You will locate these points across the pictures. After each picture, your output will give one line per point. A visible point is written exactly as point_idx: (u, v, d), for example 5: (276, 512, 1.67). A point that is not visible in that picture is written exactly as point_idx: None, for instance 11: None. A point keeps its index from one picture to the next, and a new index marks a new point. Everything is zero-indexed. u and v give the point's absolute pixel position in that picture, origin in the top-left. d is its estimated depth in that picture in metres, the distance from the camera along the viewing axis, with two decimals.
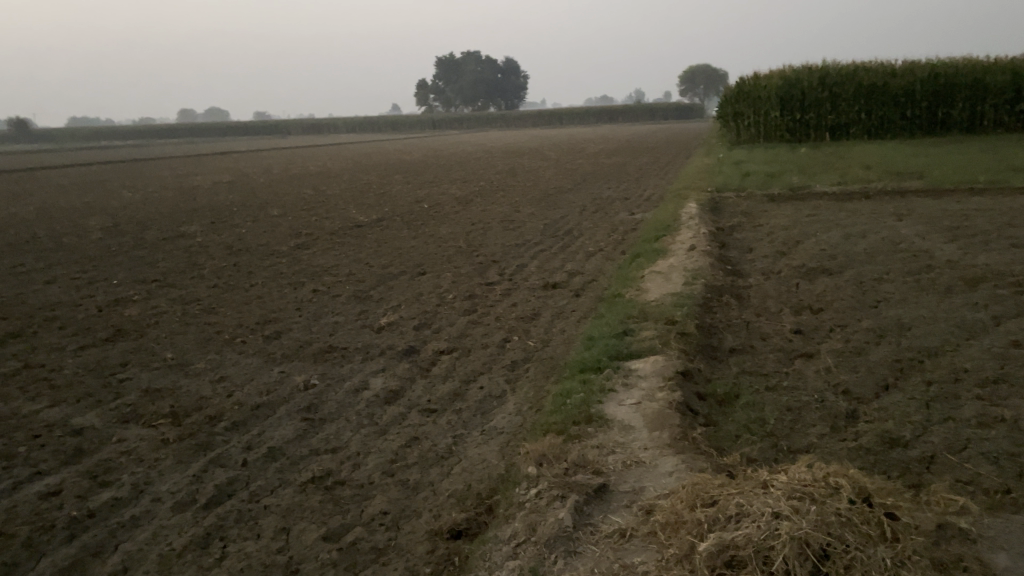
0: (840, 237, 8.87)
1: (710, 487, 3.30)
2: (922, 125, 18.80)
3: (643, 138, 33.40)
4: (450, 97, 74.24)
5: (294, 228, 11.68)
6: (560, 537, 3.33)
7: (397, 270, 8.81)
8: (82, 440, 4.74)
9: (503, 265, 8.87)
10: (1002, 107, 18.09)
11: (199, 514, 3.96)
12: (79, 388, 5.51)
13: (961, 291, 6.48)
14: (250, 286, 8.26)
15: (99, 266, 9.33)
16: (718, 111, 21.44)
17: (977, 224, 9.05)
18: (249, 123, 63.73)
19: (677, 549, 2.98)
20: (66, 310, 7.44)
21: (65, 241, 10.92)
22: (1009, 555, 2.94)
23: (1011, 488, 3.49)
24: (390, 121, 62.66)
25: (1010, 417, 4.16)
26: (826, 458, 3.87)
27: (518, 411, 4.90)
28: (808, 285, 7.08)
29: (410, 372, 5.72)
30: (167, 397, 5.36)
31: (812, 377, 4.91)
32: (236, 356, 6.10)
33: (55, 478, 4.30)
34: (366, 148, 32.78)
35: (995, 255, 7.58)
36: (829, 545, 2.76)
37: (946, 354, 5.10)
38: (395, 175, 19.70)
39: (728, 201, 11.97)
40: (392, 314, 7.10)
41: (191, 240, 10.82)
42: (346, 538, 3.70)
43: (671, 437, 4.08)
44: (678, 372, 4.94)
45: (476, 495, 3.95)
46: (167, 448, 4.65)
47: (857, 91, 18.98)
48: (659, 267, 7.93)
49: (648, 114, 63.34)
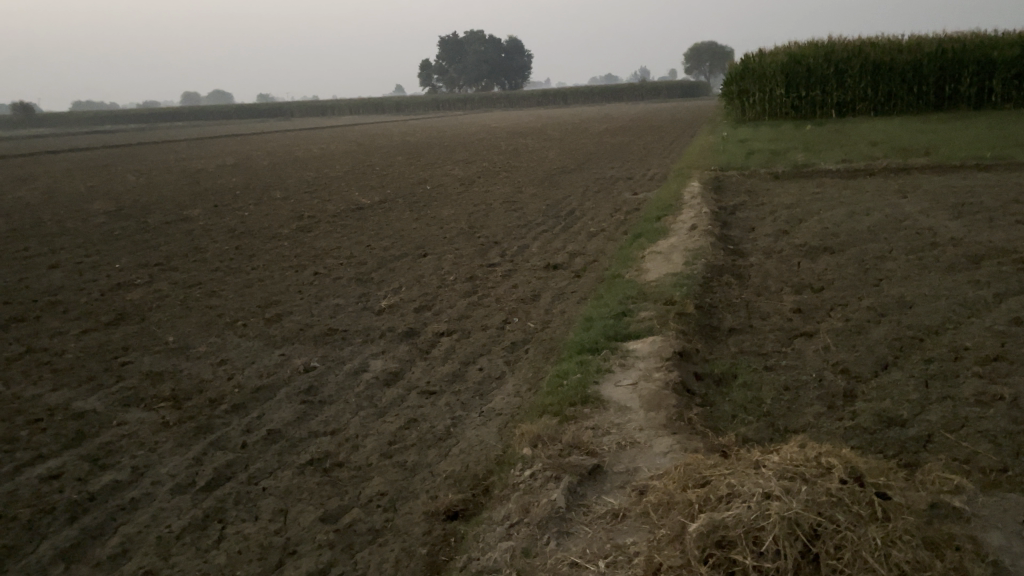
0: (843, 215, 8.81)
1: (703, 468, 3.30)
2: (928, 101, 18.64)
3: (648, 117, 33.12)
4: (455, 77, 73.94)
5: (296, 211, 11.66)
6: (554, 517, 3.33)
7: (399, 252, 8.80)
8: (83, 423, 4.77)
9: (505, 246, 8.86)
10: (1011, 82, 17.82)
11: (198, 496, 3.97)
12: (80, 372, 5.53)
13: (964, 269, 6.44)
14: (252, 269, 8.25)
15: (102, 249, 9.33)
16: (723, 89, 21.20)
17: (983, 201, 8.97)
18: (251, 106, 63.62)
19: (669, 530, 2.99)
20: (69, 294, 7.46)
21: (68, 225, 10.94)
22: (1004, 534, 2.94)
23: (1009, 466, 3.48)
24: (394, 102, 62.43)
25: (1009, 395, 4.14)
26: (822, 437, 3.87)
27: (517, 392, 4.91)
28: (809, 263, 7.04)
29: (410, 354, 5.73)
30: (168, 380, 5.38)
31: (811, 356, 4.90)
32: (237, 339, 6.12)
33: (56, 462, 4.33)
34: (370, 132, 32.58)
35: (999, 232, 7.51)
36: (820, 525, 2.76)
37: (946, 333, 5.07)
38: (398, 157, 19.62)
39: (732, 180, 11.90)
40: (393, 296, 7.10)
41: (194, 224, 10.81)
42: (343, 519, 3.72)
43: (666, 418, 4.08)
44: (675, 352, 4.93)
45: (473, 477, 3.97)
46: (168, 431, 4.67)
47: (863, 67, 18.80)
48: (660, 247, 7.90)
49: (653, 93, 62.98)
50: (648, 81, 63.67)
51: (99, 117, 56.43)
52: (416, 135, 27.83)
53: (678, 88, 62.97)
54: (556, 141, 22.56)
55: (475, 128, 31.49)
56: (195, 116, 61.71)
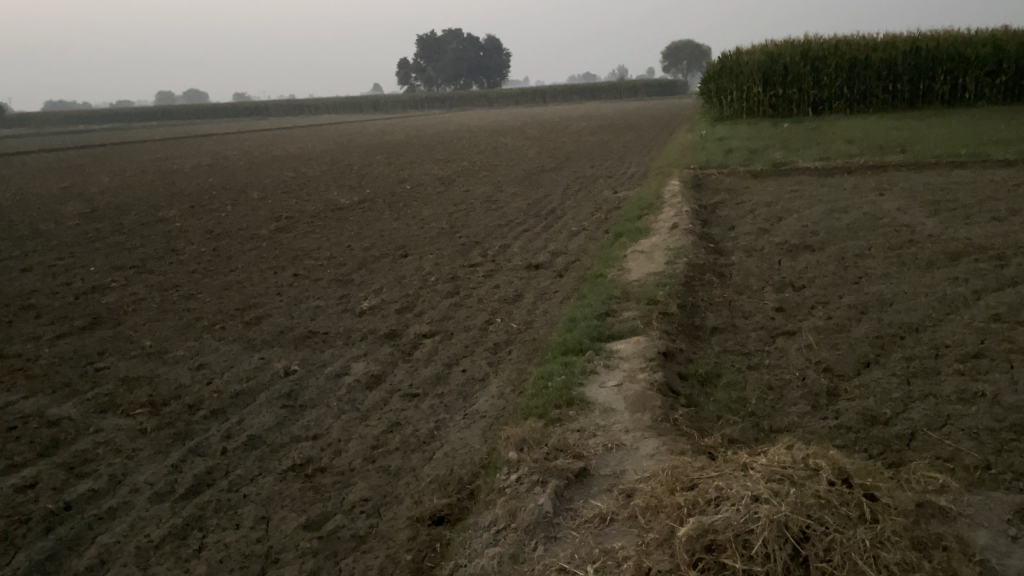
0: (822, 212, 8.86)
1: (690, 471, 3.29)
2: (904, 99, 18.83)
3: (626, 115, 33.18)
4: (432, 75, 73.71)
5: (275, 211, 11.54)
6: (541, 522, 3.30)
7: (379, 253, 8.74)
8: (58, 430, 4.67)
9: (486, 246, 8.82)
10: (983, 80, 18.02)
11: (177, 504, 3.90)
12: (54, 378, 5.43)
13: (942, 266, 6.48)
14: (230, 271, 8.15)
15: (76, 253, 9.18)
16: (700, 87, 21.23)
17: (959, 198, 9.06)
18: (228, 105, 63.19)
19: (657, 534, 2.97)
20: (43, 298, 7.31)
21: (41, 227, 10.77)
22: (989, 533, 2.96)
23: (992, 464, 3.50)
24: (372, 101, 62.13)
25: (991, 392, 4.17)
26: (807, 437, 3.87)
27: (500, 394, 4.88)
28: (790, 261, 7.06)
29: (392, 356, 5.67)
30: (145, 386, 5.29)
31: (794, 355, 4.91)
32: (216, 343, 6.04)
33: (31, 471, 4.23)
34: (349, 130, 32.45)
35: (976, 229, 7.58)
36: (809, 528, 2.76)
37: (926, 330, 5.10)
38: (377, 156, 19.53)
39: (711, 178, 11.94)
40: (374, 298, 7.03)
41: (170, 225, 10.68)
42: (326, 526, 3.67)
43: (651, 420, 4.07)
44: (659, 353, 4.92)
45: (457, 481, 3.94)
46: (146, 437, 4.59)
47: (839, 65, 18.94)
48: (642, 246, 7.90)
49: (632, 91, 63.19)
50: (627, 80, 63.89)
51: (74, 117, 55.68)
52: (395, 134, 27.74)
53: (655, 86, 63.16)
54: (535, 139, 22.57)
55: (455, 126, 31.46)
56: (169, 114, 61.06)
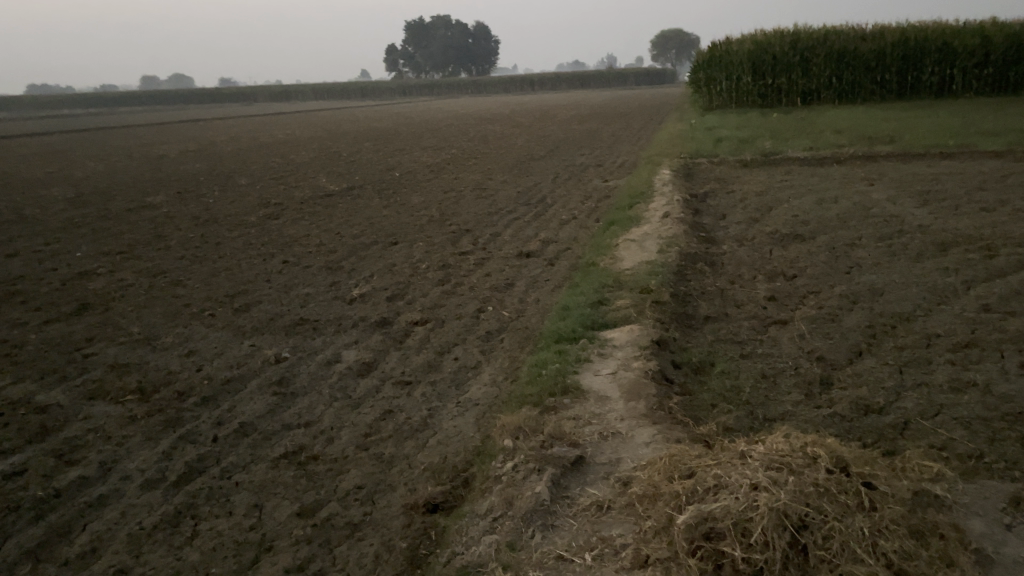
0: (812, 202, 8.88)
1: (688, 459, 3.29)
2: (891, 89, 18.88)
3: (614, 103, 33.20)
4: (420, 62, 73.24)
5: (263, 198, 11.45)
6: (538, 510, 3.30)
7: (369, 240, 8.69)
8: (46, 417, 4.62)
9: (477, 234, 8.79)
10: (971, 71, 18.14)
11: (168, 492, 3.87)
12: (41, 364, 5.36)
13: (932, 256, 6.51)
14: (218, 257, 8.08)
15: (61, 238, 9.06)
16: (690, 76, 21.22)
17: (948, 188, 9.12)
18: (213, 91, 62.74)
19: (655, 522, 2.99)
20: (29, 284, 7.23)
21: (25, 212, 10.63)
22: (985, 521, 2.99)
23: (985, 453, 3.52)
24: (359, 87, 61.79)
25: (983, 382, 4.19)
26: (802, 425, 3.89)
27: (493, 381, 4.87)
28: (781, 251, 7.07)
29: (384, 344, 5.64)
30: (135, 372, 5.24)
31: (787, 344, 4.92)
32: (205, 329, 5.98)
33: (20, 458, 4.19)
34: (337, 117, 32.28)
35: (965, 219, 7.62)
36: (808, 516, 2.77)
37: (917, 320, 5.12)
38: (364, 143, 19.38)
39: (701, 168, 11.92)
40: (364, 285, 6.98)
41: (157, 211, 10.56)
42: (320, 514, 3.64)
43: (647, 407, 4.08)
44: (653, 342, 4.92)
45: (452, 469, 3.92)
46: (136, 424, 4.54)
47: (828, 55, 18.92)
48: (634, 234, 7.92)
49: (620, 79, 63.08)
50: (617, 69, 63.83)
51: (58, 99, 54.84)
52: (384, 120, 27.64)
53: (644, 74, 63.31)
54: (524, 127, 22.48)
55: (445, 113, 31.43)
56: (152, 99, 60.41)
